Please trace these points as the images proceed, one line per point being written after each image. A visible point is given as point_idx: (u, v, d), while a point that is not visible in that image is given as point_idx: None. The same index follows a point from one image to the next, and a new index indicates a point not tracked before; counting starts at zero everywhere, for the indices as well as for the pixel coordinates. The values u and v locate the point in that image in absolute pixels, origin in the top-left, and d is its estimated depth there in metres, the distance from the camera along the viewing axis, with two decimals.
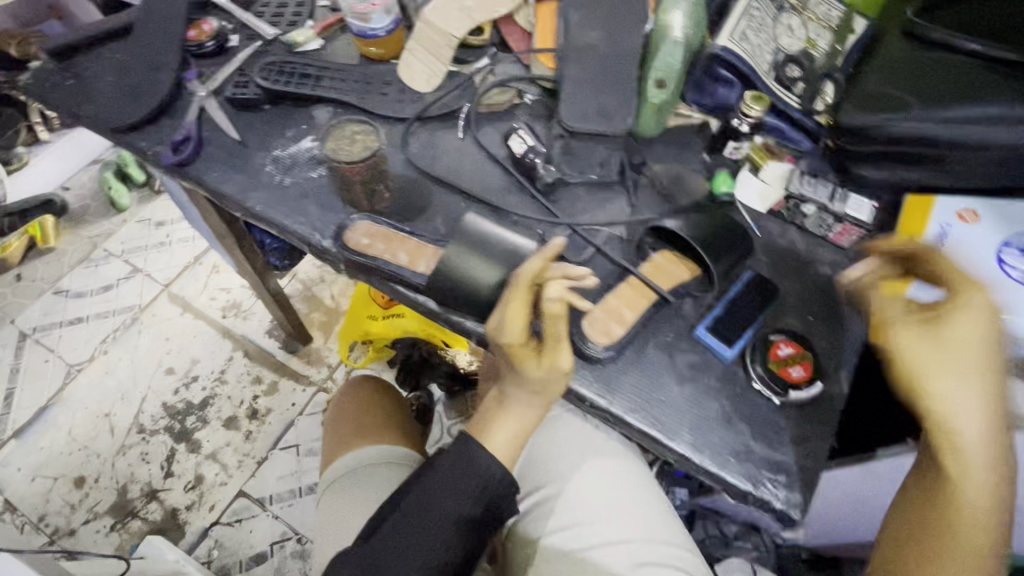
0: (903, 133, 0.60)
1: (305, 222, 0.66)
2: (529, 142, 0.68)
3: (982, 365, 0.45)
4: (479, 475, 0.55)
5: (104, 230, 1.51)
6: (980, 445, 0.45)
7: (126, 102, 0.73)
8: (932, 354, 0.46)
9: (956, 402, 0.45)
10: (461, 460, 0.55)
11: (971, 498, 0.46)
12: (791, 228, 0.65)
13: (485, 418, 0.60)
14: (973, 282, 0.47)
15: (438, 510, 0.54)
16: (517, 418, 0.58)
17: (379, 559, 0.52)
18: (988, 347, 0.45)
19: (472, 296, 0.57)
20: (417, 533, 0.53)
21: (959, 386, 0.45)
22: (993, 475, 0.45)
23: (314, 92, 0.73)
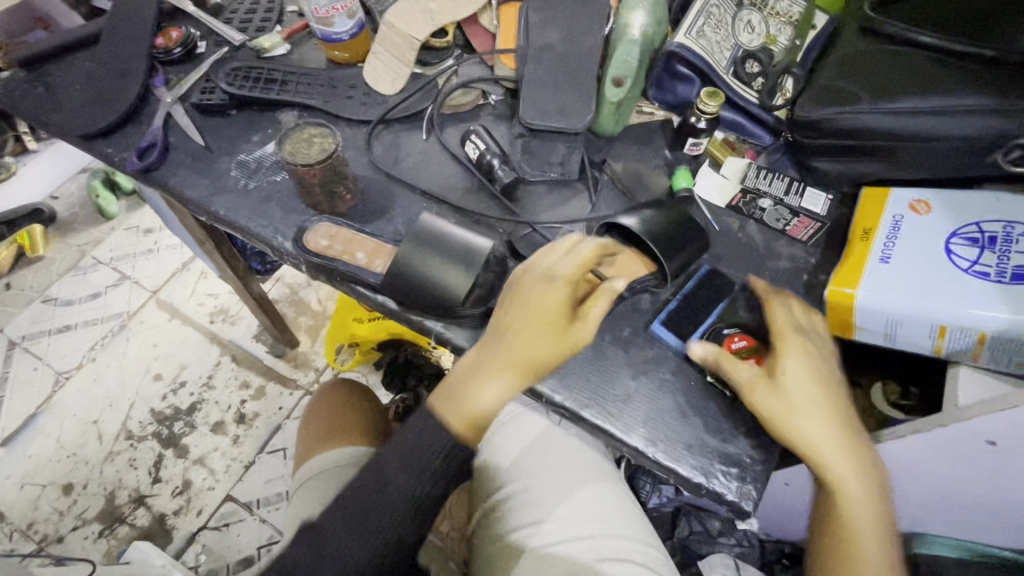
0: (854, 125, 0.61)
1: (269, 225, 0.67)
2: (480, 147, 0.68)
3: (821, 397, 0.52)
4: (433, 455, 0.54)
5: (93, 238, 1.52)
6: (851, 467, 0.51)
7: (94, 109, 0.74)
8: (785, 405, 0.51)
9: (818, 439, 0.51)
10: (415, 440, 0.55)
11: (863, 515, 0.51)
12: (749, 222, 0.66)
13: (459, 374, 0.55)
14: (790, 329, 0.54)
15: (391, 490, 0.54)
16: (497, 380, 0.53)
17: (331, 536, 0.54)
18: (813, 382, 0.52)
19: (430, 294, 0.58)
20: (370, 512, 0.54)
21: (815, 425, 0.51)
22: (868, 485, 0.52)
23: (280, 96, 0.74)
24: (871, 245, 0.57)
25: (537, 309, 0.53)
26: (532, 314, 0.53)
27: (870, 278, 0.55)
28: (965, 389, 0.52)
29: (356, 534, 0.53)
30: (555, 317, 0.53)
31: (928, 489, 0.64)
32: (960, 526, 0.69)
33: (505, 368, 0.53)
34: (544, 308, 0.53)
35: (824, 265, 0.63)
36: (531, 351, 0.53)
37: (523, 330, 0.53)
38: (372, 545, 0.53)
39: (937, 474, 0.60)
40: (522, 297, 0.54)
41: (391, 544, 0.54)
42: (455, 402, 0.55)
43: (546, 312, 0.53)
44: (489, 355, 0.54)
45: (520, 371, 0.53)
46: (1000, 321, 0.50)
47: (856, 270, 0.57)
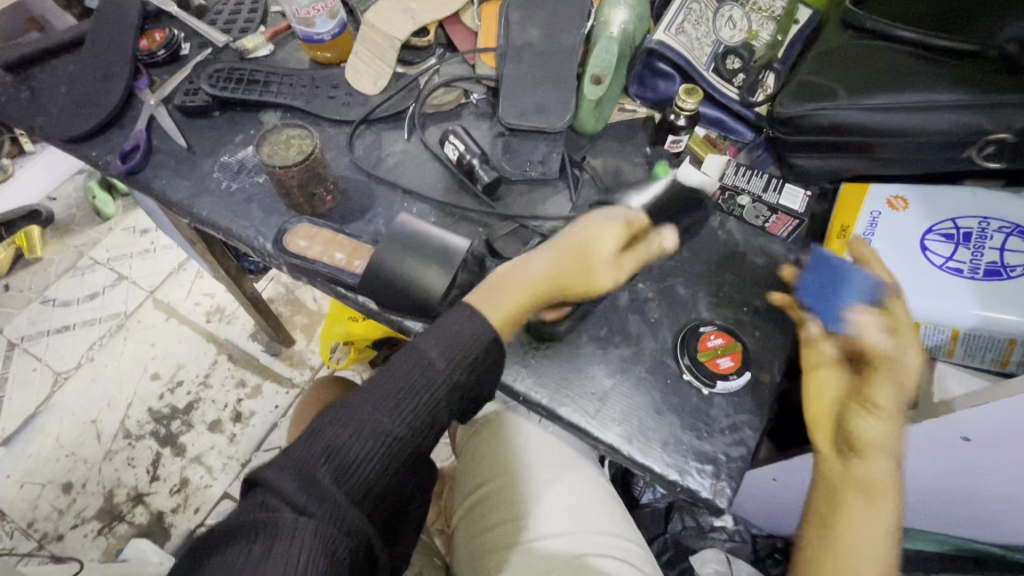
0: (832, 122, 0.60)
1: (250, 226, 0.67)
2: (460, 148, 0.68)
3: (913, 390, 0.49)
4: (472, 340, 0.49)
5: (90, 239, 1.53)
6: (885, 473, 0.46)
7: (79, 112, 0.74)
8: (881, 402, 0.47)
9: (878, 434, 0.46)
10: (455, 322, 0.49)
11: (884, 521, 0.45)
12: (729, 220, 0.66)
13: (501, 276, 0.53)
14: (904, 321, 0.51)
15: (426, 368, 0.48)
16: (541, 284, 0.53)
17: (360, 412, 0.46)
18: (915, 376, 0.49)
19: (408, 293, 0.58)
20: (403, 390, 0.47)
21: (882, 423, 0.46)
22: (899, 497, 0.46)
23: (262, 97, 0.74)
24: (849, 242, 0.58)
25: (590, 235, 0.55)
26: (584, 237, 0.55)
27: None
28: (944, 387, 0.52)
29: (388, 411, 0.47)
30: (607, 247, 0.55)
31: (913, 485, 0.64)
32: (948, 520, 0.68)
33: (546, 275, 0.53)
34: (598, 233, 0.55)
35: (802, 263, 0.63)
36: (575, 265, 0.54)
37: (573, 248, 0.54)
38: (406, 424, 0.47)
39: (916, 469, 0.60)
40: (574, 231, 0.55)
41: (424, 426, 0.48)
42: (497, 297, 0.52)
43: (604, 242, 0.55)
44: (535, 262, 0.54)
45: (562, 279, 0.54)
46: (973, 318, 0.51)
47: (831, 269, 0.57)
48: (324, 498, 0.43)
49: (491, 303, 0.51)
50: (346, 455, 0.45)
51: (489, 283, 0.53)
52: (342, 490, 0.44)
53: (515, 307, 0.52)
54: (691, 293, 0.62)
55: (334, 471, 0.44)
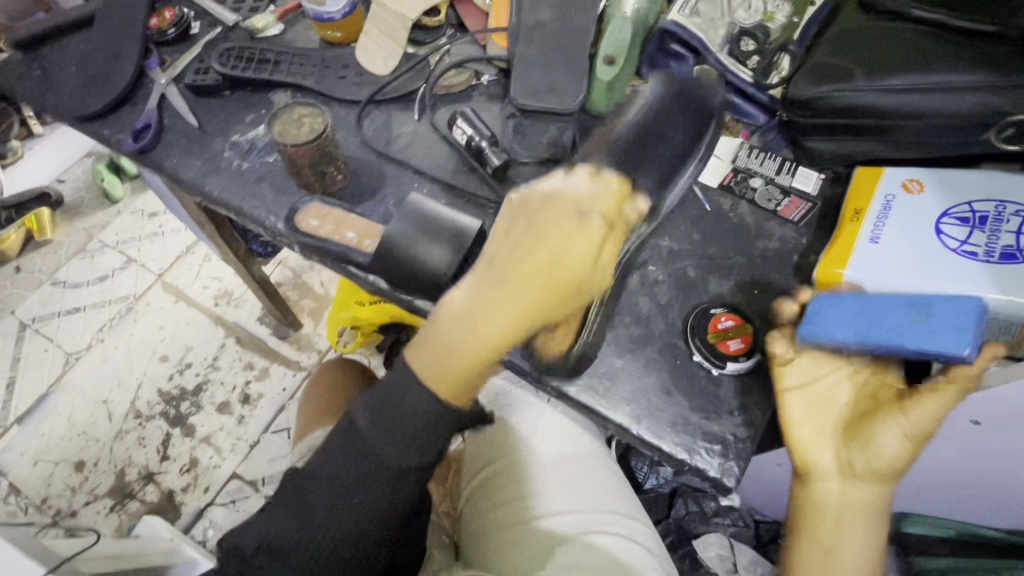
0: (848, 104, 0.60)
1: (261, 205, 0.68)
2: (468, 132, 0.67)
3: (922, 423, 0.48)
4: (423, 419, 0.51)
5: (99, 222, 1.54)
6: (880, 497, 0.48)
7: (89, 91, 0.75)
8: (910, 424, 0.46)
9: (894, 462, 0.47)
10: (399, 398, 0.51)
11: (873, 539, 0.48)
12: (741, 203, 0.65)
13: (446, 327, 0.52)
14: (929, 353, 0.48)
15: (376, 452, 0.51)
16: (489, 337, 0.50)
17: (310, 497, 0.52)
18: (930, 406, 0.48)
19: (419, 273, 0.58)
20: (355, 472, 0.51)
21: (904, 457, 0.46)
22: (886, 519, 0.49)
23: (273, 77, 0.74)
24: (862, 224, 0.57)
25: (537, 250, 0.50)
26: (532, 260, 0.50)
27: (860, 259, 0.55)
28: None
29: (336, 496, 0.51)
30: (559, 250, 0.49)
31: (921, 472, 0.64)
32: (948, 503, 0.69)
33: (496, 322, 0.50)
34: (552, 247, 0.49)
35: (815, 246, 0.62)
36: (523, 304, 0.49)
37: (515, 283, 0.50)
38: (356, 506, 0.51)
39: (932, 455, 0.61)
40: (529, 245, 0.50)
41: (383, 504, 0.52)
42: (441, 358, 0.51)
43: (554, 256, 0.49)
44: (478, 308, 0.50)
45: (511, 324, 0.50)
46: (987, 300, 0.50)
47: (841, 255, 0.56)
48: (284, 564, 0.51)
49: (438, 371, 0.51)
50: (304, 535, 0.51)
51: (433, 336, 0.52)
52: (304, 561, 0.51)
53: (456, 371, 0.51)
54: (702, 276, 0.62)
55: (289, 545, 0.51)
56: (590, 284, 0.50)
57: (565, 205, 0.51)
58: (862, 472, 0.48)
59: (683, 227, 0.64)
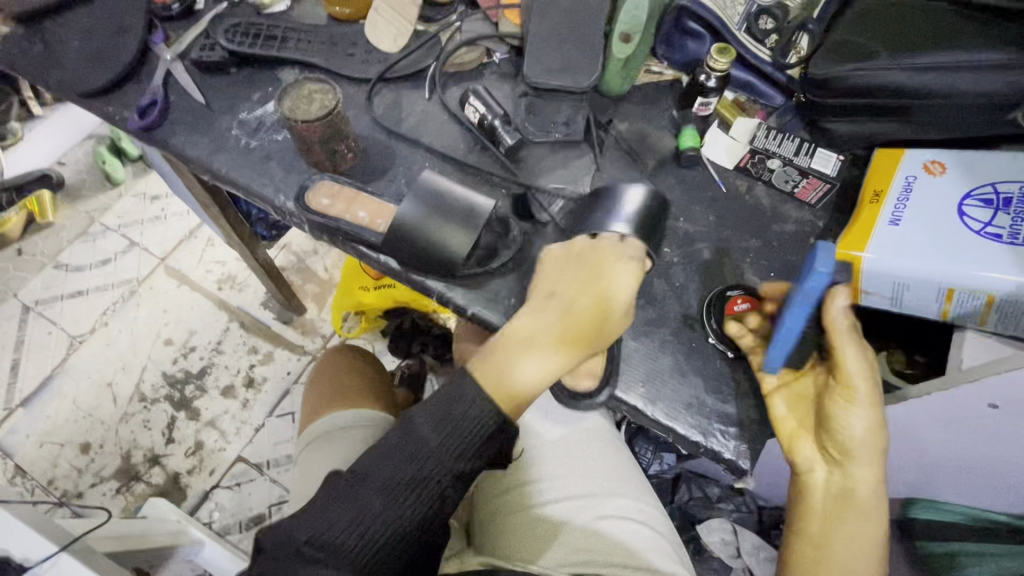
0: (870, 82, 0.58)
1: (269, 184, 0.67)
2: (480, 110, 0.67)
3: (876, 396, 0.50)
4: (480, 425, 0.51)
5: (100, 205, 1.52)
6: (870, 479, 0.52)
7: (93, 66, 0.73)
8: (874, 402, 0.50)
9: (867, 442, 0.51)
10: (456, 405, 0.52)
11: (872, 518, 0.53)
12: (757, 184, 0.65)
13: (509, 347, 0.52)
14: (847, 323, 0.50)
15: (432, 451, 0.51)
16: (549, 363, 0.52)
17: (364, 495, 0.50)
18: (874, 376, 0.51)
19: (433, 254, 0.58)
20: (409, 470, 0.50)
21: (874, 436, 0.51)
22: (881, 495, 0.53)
23: (280, 53, 0.72)
24: (882, 206, 0.56)
25: (593, 291, 0.52)
26: (587, 298, 0.52)
27: (879, 240, 0.54)
28: (971, 351, 0.52)
29: (391, 497, 0.50)
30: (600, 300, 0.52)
31: (933, 458, 0.64)
32: (959, 490, 0.69)
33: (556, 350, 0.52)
34: (602, 291, 0.52)
35: (831, 229, 0.62)
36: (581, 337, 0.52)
37: (574, 319, 0.52)
38: (409, 513, 0.50)
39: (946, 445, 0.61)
40: (585, 280, 0.53)
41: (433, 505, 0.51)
42: (504, 375, 0.52)
43: (601, 297, 0.52)
44: (538, 339, 0.52)
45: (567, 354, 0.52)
46: (1013, 282, 0.49)
47: (860, 236, 0.56)
48: (324, 569, 0.47)
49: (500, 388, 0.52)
50: (353, 533, 0.49)
51: (494, 357, 0.52)
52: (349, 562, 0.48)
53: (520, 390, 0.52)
54: (717, 258, 0.61)
55: (331, 551, 0.48)
56: (613, 329, 0.52)
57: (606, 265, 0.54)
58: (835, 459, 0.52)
59: (698, 209, 0.64)
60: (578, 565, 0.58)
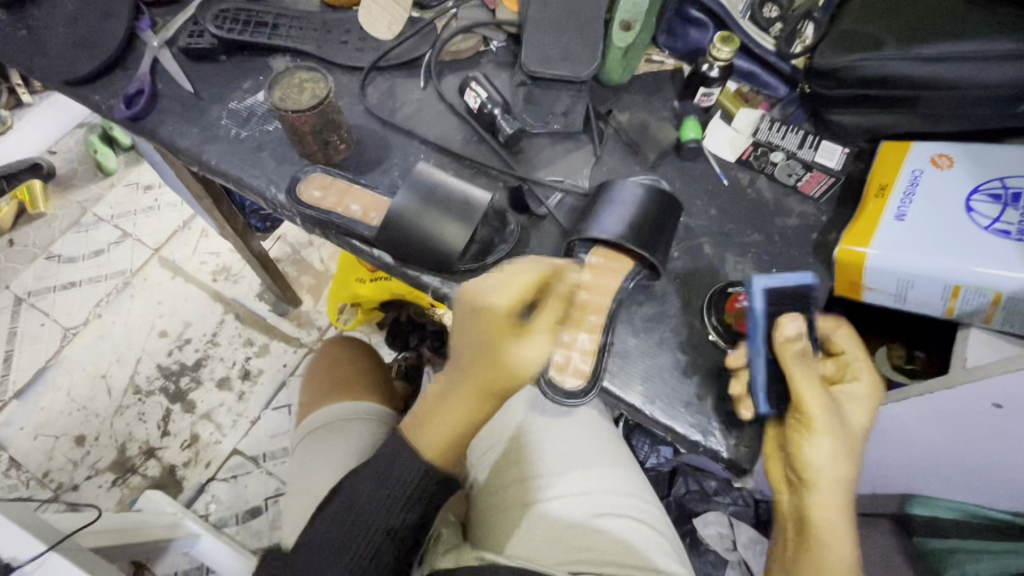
0: (877, 73, 0.57)
1: (261, 175, 0.65)
2: (482, 96, 0.65)
3: (830, 423, 0.48)
4: (409, 476, 0.53)
5: (92, 195, 1.50)
6: (835, 507, 0.49)
7: (78, 53, 0.71)
8: (834, 427, 0.48)
9: (826, 468, 0.49)
10: (388, 464, 0.54)
11: (844, 549, 0.49)
12: (759, 177, 0.64)
13: (427, 405, 0.56)
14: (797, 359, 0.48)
15: (367, 513, 0.52)
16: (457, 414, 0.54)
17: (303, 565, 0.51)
18: (826, 402, 0.48)
19: (429, 250, 0.57)
20: (345, 537, 0.52)
21: (837, 462, 0.48)
22: (850, 526, 0.50)
23: (271, 40, 0.70)
24: (887, 201, 0.56)
25: (488, 339, 0.52)
26: (483, 348, 0.52)
27: (883, 236, 0.54)
28: (974, 350, 0.51)
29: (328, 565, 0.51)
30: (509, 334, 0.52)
31: (936, 459, 0.64)
32: (959, 487, 0.68)
33: (459, 408, 0.54)
34: (496, 334, 0.51)
35: (835, 224, 0.61)
36: (479, 388, 0.53)
37: (473, 372, 0.53)
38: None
39: (950, 446, 0.60)
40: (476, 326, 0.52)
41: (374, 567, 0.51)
42: (422, 432, 0.55)
43: (500, 339, 0.51)
44: (446, 389, 0.55)
45: (477, 405, 0.54)
46: (1018, 281, 0.48)
47: (865, 230, 0.55)
48: None
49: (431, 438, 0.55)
50: None
51: (416, 415, 0.57)
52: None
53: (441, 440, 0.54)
54: (719, 253, 0.60)
55: None
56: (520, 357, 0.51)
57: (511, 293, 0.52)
58: (796, 483, 0.51)
59: (700, 203, 0.63)
60: (577, 564, 0.58)
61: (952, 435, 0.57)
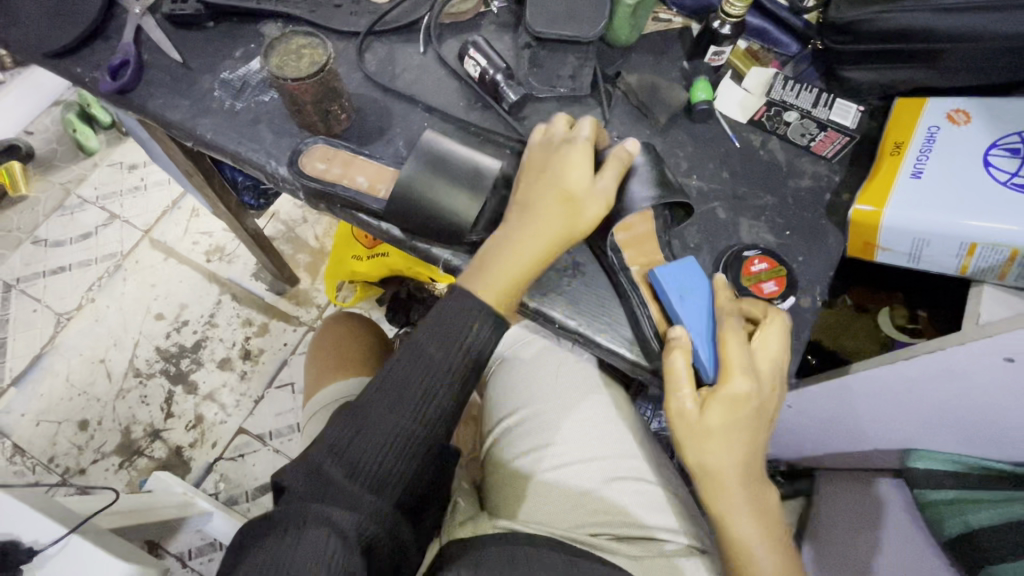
0: (898, 25, 0.55)
1: (259, 149, 0.63)
2: (481, 64, 0.62)
3: (690, 417, 0.49)
4: (467, 329, 0.51)
5: (76, 176, 1.45)
6: (731, 500, 0.49)
7: (54, 22, 0.67)
8: (700, 425, 0.49)
9: (709, 458, 0.49)
10: (450, 319, 0.52)
11: (746, 530, 0.49)
12: (771, 139, 0.62)
13: (486, 253, 0.53)
14: (668, 358, 0.51)
15: (425, 372, 0.51)
16: (527, 247, 0.52)
17: (363, 421, 0.50)
18: (678, 400, 0.50)
19: (440, 221, 0.55)
20: (404, 393, 0.51)
21: (716, 453, 0.49)
22: (757, 515, 0.50)
23: (261, 6, 0.67)
24: (903, 159, 0.55)
25: (561, 176, 0.52)
26: (545, 173, 0.53)
27: (900, 196, 0.53)
28: (989, 309, 0.51)
29: (390, 415, 0.50)
30: (586, 169, 0.53)
31: (940, 416, 0.65)
32: (964, 444, 0.68)
33: (529, 249, 0.52)
34: (577, 167, 0.52)
35: (848, 184, 0.60)
36: (552, 220, 0.52)
37: (548, 203, 0.52)
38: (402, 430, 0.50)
39: (957, 405, 0.61)
40: (546, 158, 0.54)
41: (423, 429, 0.51)
42: (479, 272, 0.53)
43: (579, 171, 0.52)
44: (510, 226, 0.53)
45: (546, 236, 0.52)
46: None
47: (882, 189, 0.54)
48: (331, 503, 0.47)
49: (489, 277, 0.52)
50: (352, 467, 0.48)
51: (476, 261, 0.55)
52: (355, 548, 0.45)
53: (506, 275, 0.52)
54: (732, 217, 0.60)
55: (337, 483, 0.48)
56: (601, 183, 0.53)
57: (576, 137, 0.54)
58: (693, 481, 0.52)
59: (712, 166, 0.62)
60: (594, 527, 0.60)
61: (962, 392, 0.58)
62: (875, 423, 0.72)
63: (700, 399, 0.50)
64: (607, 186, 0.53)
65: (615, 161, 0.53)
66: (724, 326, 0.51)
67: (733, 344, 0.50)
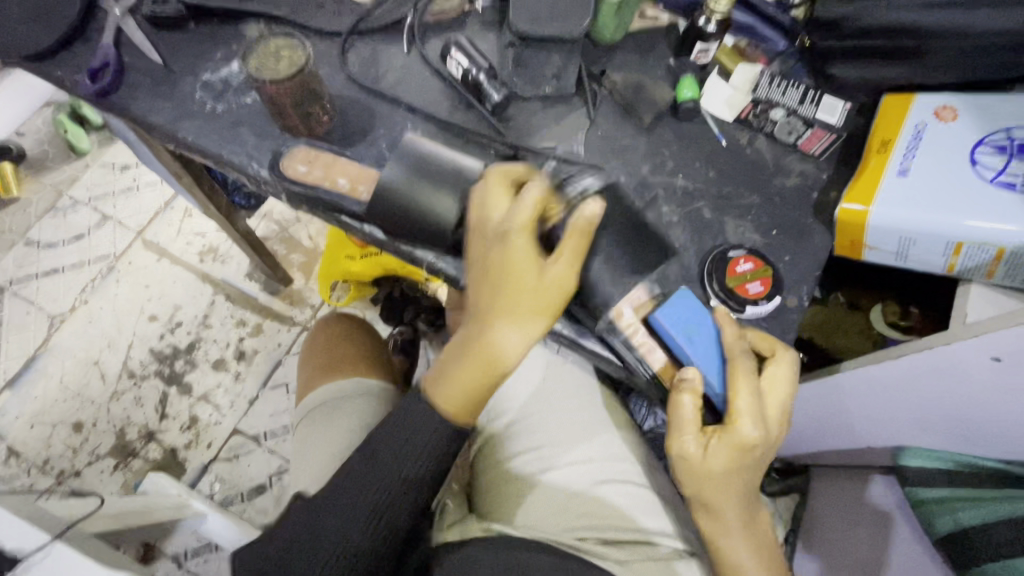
0: (882, 20, 0.56)
1: (241, 151, 0.62)
2: (464, 64, 0.62)
3: (698, 461, 0.50)
4: (429, 430, 0.52)
5: (68, 177, 1.44)
6: (730, 533, 0.52)
7: (34, 24, 0.66)
8: (706, 468, 0.50)
9: (713, 498, 0.51)
10: (414, 421, 0.53)
11: (746, 559, 0.52)
12: (759, 137, 0.62)
13: (444, 361, 0.52)
14: (675, 402, 0.50)
15: (386, 470, 0.52)
16: (483, 365, 0.50)
17: (325, 515, 0.52)
18: (684, 445, 0.50)
19: (423, 223, 0.55)
20: (366, 487, 0.52)
21: (720, 493, 0.50)
22: (754, 545, 0.52)
23: (242, 6, 0.66)
24: (890, 157, 0.54)
25: (511, 273, 0.49)
26: (493, 272, 0.50)
27: (887, 193, 0.53)
28: (975, 308, 0.51)
29: (351, 515, 0.51)
30: (537, 265, 0.49)
31: (930, 415, 0.64)
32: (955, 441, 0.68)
33: (483, 361, 0.50)
34: (524, 265, 0.49)
35: (836, 182, 0.60)
36: (507, 331, 0.50)
37: (501, 314, 0.49)
38: (362, 526, 0.51)
39: (948, 404, 0.61)
40: (491, 253, 0.50)
41: (382, 523, 0.52)
42: (438, 389, 0.52)
43: (528, 269, 0.49)
44: (464, 337, 0.52)
45: (502, 348, 0.50)
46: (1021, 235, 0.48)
47: (870, 187, 0.54)
48: None
49: (448, 393, 0.52)
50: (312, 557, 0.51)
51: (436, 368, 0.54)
52: None
53: (464, 393, 0.51)
54: (718, 217, 0.59)
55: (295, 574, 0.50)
56: (551, 280, 0.49)
57: (522, 221, 0.50)
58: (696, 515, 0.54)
59: (698, 165, 0.61)
60: (583, 531, 0.60)
61: (951, 391, 0.58)
62: (867, 421, 0.71)
63: (705, 443, 0.50)
64: (560, 278, 0.49)
65: (569, 244, 0.49)
66: (732, 363, 0.50)
67: (742, 386, 0.49)
